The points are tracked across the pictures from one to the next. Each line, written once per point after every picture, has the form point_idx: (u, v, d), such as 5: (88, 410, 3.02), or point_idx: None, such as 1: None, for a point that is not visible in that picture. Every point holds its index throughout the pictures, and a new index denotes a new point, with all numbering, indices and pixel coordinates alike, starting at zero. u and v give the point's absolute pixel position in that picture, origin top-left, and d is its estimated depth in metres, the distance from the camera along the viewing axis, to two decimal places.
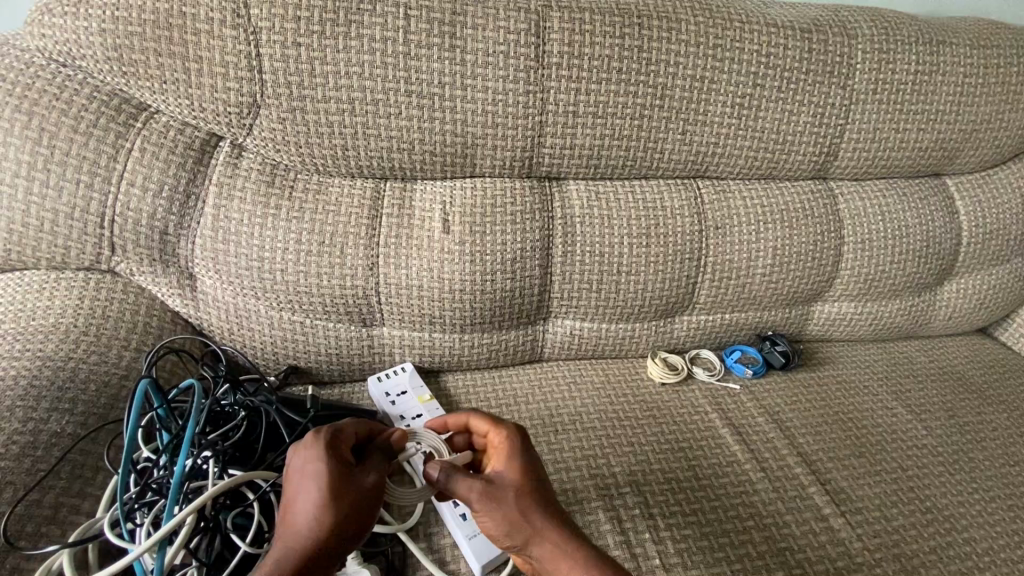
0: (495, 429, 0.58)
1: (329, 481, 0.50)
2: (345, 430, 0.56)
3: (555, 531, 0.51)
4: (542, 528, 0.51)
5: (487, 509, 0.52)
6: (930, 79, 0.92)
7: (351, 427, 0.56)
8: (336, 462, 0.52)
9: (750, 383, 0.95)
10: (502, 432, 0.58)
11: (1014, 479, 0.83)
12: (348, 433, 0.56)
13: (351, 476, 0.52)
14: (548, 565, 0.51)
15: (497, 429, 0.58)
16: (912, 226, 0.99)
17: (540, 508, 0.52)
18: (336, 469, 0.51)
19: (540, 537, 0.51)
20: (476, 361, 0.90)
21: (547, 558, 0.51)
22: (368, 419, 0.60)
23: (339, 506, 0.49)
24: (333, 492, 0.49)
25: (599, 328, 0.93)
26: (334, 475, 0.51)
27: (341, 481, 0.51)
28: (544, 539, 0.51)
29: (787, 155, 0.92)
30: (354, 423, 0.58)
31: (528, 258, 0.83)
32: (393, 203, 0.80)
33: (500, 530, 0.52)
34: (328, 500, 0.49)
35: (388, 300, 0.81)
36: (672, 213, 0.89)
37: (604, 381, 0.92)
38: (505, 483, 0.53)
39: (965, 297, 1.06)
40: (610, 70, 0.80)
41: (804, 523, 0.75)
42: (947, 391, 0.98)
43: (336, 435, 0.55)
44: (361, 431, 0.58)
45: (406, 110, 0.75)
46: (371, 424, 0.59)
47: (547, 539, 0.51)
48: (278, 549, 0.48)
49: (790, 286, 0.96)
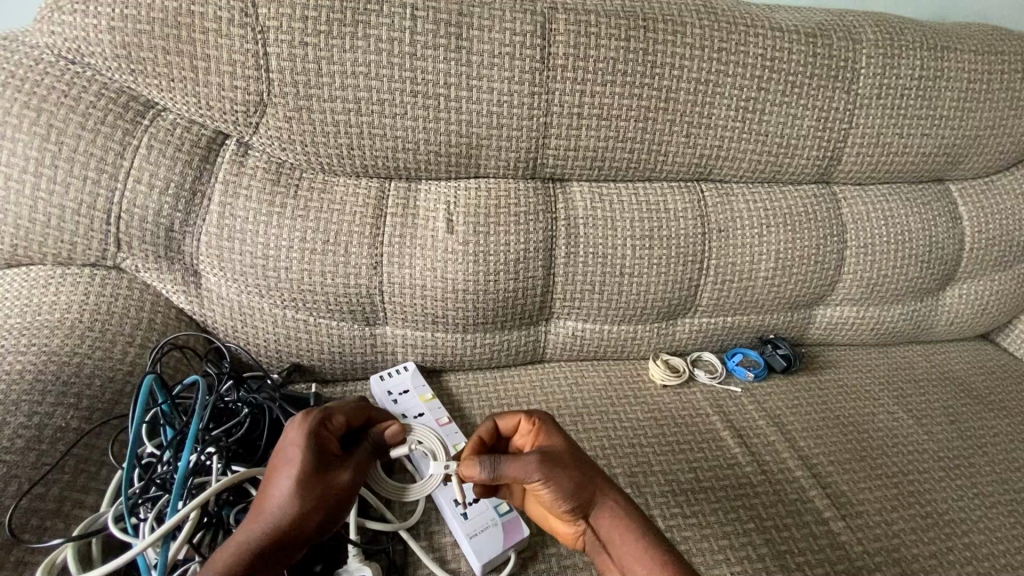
0: (525, 416, 0.60)
1: (304, 470, 0.51)
2: (337, 418, 0.57)
3: (615, 496, 0.56)
4: (603, 492, 0.56)
5: (552, 478, 0.53)
6: (934, 84, 0.92)
7: (343, 416, 0.57)
8: (316, 451, 0.52)
9: (751, 386, 0.95)
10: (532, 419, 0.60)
11: (1015, 485, 0.83)
12: (338, 420, 0.57)
13: (330, 467, 0.53)
14: (607, 532, 0.55)
15: (528, 414, 0.61)
16: (915, 230, 0.99)
17: (597, 474, 0.56)
18: (314, 459, 0.52)
19: (601, 502, 0.55)
20: (478, 361, 0.90)
21: (605, 525, 0.55)
22: (361, 406, 0.60)
23: (308, 498, 0.50)
24: (307, 479, 0.51)
25: (601, 329, 0.93)
26: (310, 463, 0.51)
27: (318, 472, 0.52)
28: (606, 501, 0.55)
29: (792, 158, 0.92)
30: (348, 410, 0.58)
31: (532, 259, 0.83)
32: (398, 203, 0.80)
33: (564, 500, 0.54)
34: (303, 488, 0.50)
35: (391, 298, 0.81)
36: (675, 215, 0.90)
37: (606, 382, 0.93)
38: (561, 455, 0.56)
39: (967, 301, 1.06)
40: (615, 72, 0.80)
41: (805, 526, 0.75)
42: (948, 396, 0.98)
43: (325, 422, 0.55)
44: (350, 419, 0.58)
45: (411, 110, 0.76)
46: (364, 413, 0.60)
47: (607, 503, 0.55)
48: (247, 530, 0.49)
49: (792, 289, 0.96)
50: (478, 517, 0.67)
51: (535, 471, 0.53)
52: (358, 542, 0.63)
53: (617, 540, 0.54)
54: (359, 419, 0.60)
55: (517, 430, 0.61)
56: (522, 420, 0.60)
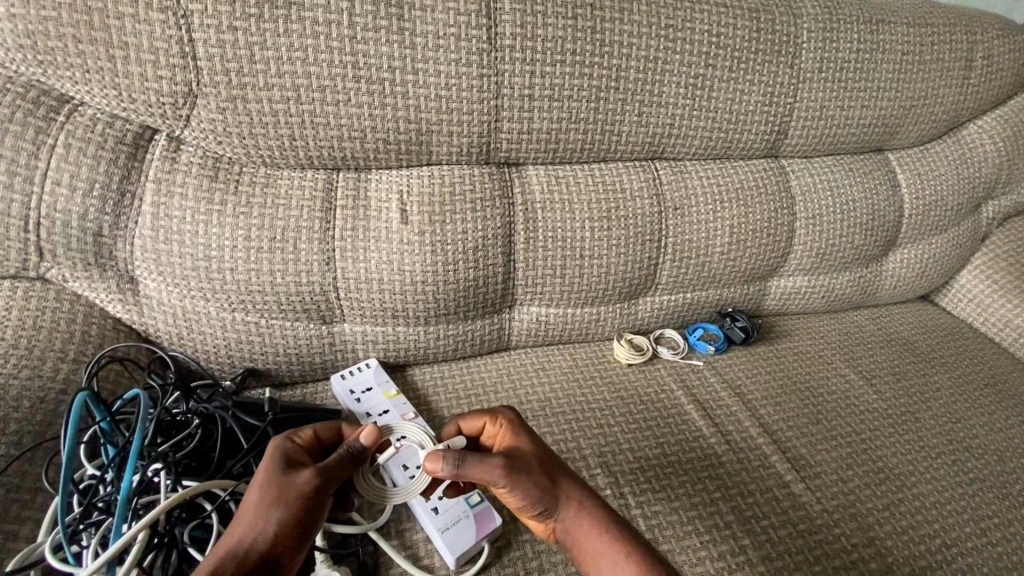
0: (490, 419, 0.63)
1: (271, 471, 0.53)
2: (305, 433, 0.59)
3: (579, 494, 0.58)
4: (567, 492, 0.58)
5: (516, 480, 0.56)
6: (871, 58, 0.95)
7: (311, 430, 0.60)
8: (281, 456, 0.55)
9: (713, 359, 0.98)
10: (497, 423, 0.63)
11: (956, 435, 0.89)
12: (308, 436, 0.59)
13: (294, 467, 0.54)
14: (574, 532, 0.57)
15: (492, 417, 0.64)
16: (859, 199, 1.03)
17: (564, 477, 0.59)
18: (278, 461, 0.54)
19: (565, 504, 0.57)
20: (442, 353, 0.88)
21: (573, 523, 0.57)
22: (334, 426, 0.62)
23: (273, 494, 0.51)
24: (273, 477, 0.52)
25: (565, 313, 0.93)
26: (276, 466, 0.53)
27: (280, 469, 0.53)
28: (570, 501, 0.57)
29: (741, 134, 0.93)
30: (319, 427, 0.61)
31: (490, 245, 0.82)
32: (347, 194, 0.77)
33: (530, 500, 0.57)
34: (267, 486, 0.51)
35: (347, 294, 0.78)
36: (631, 195, 0.90)
37: (572, 365, 0.93)
38: (526, 456, 0.59)
39: (908, 266, 1.11)
40: (564, 52, 0.79)
41: (767, 491, 0.77)
42: (895, 356, 1.03)
43: (293, 438, 0.58)
44: (321, 437, 0.60)
45: (355, 97, 0.72)
46: (338, 431, 0.62)
47: (572, 504, 0.57)
48: (222, 544, 0.48)
49: (748, 263, 0.99)
50: (451, 509, 0.66)
51: (501, 471, 0.56)
52: (325, 547, 0.61)
53: (582, 537, 0.56)
54: (334, 436, 0.61)
55: (485, 434, 0.64)
56: (486, 422, 0.64)
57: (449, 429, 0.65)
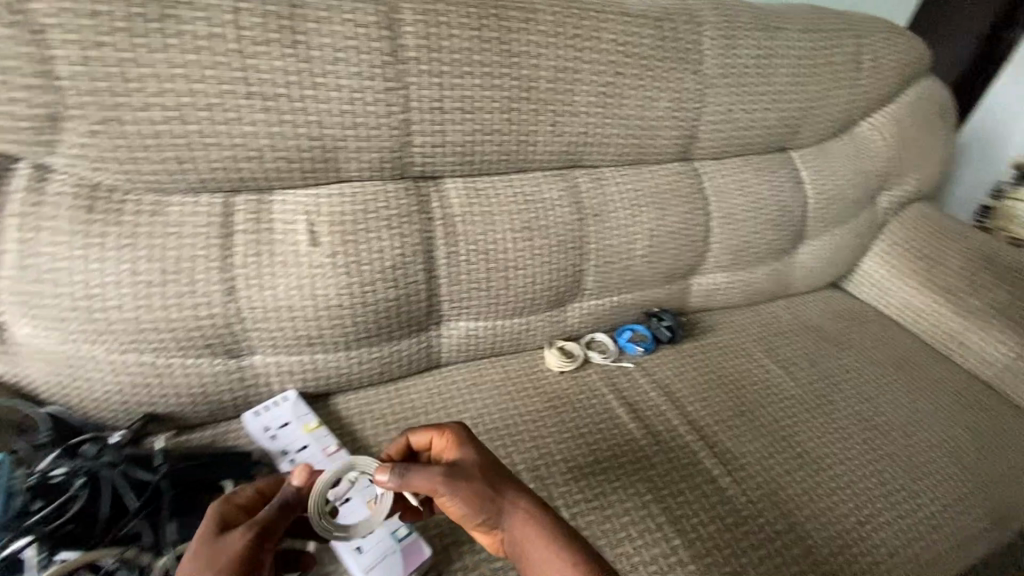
0: (437, 432, 0.61)
1: (200, 542, 0.49)
2: (243, 493, 0.55)
3: (525, 504, 0.56)
4: (513, 503, 0.56)
5: (459, 492, 0.55)
6: (769, 63, 1.00)
7: (250, 488, 0.56)
8: (216, 524, 0.51)
9: (642, 360, 1.00)
10: (445, 435, 0.61)
11: (865, 414, 0.95)
12: (249, 497, 0.55)
13: (226, 532, 0.50)
14: (519, 542, 0.55)
15: (440, 429, 0.61)
16: (767, 197, 1.08)
17: (510, 488, 0.57)
18: (211, 529, 0.51)
19: (513, 513, 0.55)
20: (367, 377, 0.85)
21: (518, 534, 0.55)
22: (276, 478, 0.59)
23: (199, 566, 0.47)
24: (203, 549, 0.48)
25: (494, 326, 0.92)
26: (207, 535, 0.50)
27: (209, 539, 0.49)
28: (516, 510, 0.55)
29: (654, 139, 0.96)
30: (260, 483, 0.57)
31: (409, 263, 0.79)
32: (249, 217, 0.72)
33: (474, 512, 0.55)
34: (197, 559, 0.48)
35: (255, 325, 0.73)
36: (552, 204, 0.90)
37: (504, 378, 0.92)
38: (473, 467, 0.57)
39: (815, 256, 1.18)
40: (472, 63, 0.78)
41: (696, 488, 0.79)
42: (808, 343, 1.09)
43: (229, 500, 0.54)
44: (262, 495, 0.56)
45: (249, 115, 0.68)
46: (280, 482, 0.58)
47: (518, 514, 0.55)
48: None
49: (669, 264, 1.02)
50: (375, 548, 0.63)
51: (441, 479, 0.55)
52: None
53: (527, 548, 0.54)
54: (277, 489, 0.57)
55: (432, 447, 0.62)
56: (434, 435, 0.61)
57: (398, 443, 0.63)
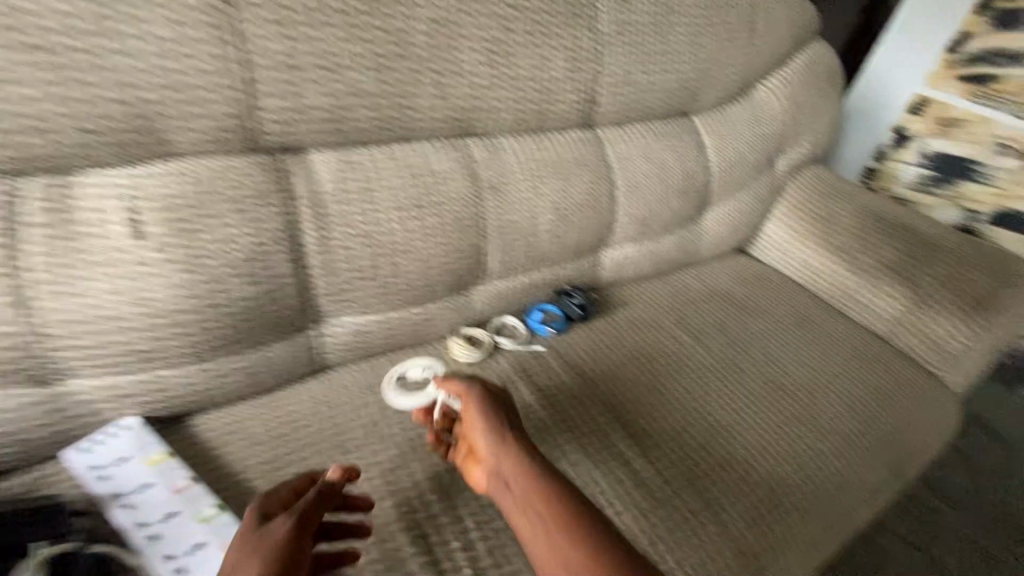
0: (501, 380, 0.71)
1: (243, 534, 0.51)
2: (282, 489, 0.57)
3: (524, 448, 0.61)
4: (516, 443, 0.61)
5: (484, 408, 0.65)
6: (665, 21, 0.95)
7: (289, 484, 0.58)
8: (257, 516, 0.53)
9: (555, 342, 0.93)
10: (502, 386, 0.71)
11: (773, 376, 0.95)
12: (286, 491, 0.57)
13: (269, 522, 0.52)
14: (505, 471, 0.59)
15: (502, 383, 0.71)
16: (671, 164, 1.04)
17: (521, 435, 0.63)
18: (252, 521, 0.52)
19: (511, 444, 0.61)
20: (235, 390, 0.72)
21: (506, 464, 0.60)
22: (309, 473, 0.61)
23: (249, 557, 0.48)
24: (250, 540, 0.50)
25: (387, 318, 0.81)
26: (250, 526, 0.52)
27: (253, 529, 0.51)
28: (515, 447, 0.61)
29: (552, 103, 0.88)
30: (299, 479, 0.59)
31: (270, 254, 0.67)
32: (43, 208, 0.57)
33: (484, 428, 0.63)
34: (246, 548, 0.49)
35: (67, 341, 0.59)
36: (442, 176, 0.79)
37: (404, 375, 0.82)
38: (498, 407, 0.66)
39: (720, 223, 1.18)
40: (328, 12, 0.65)
41: (611, 475, 0.75)
42: (718, 309, 1.08)
43: (269, 494, 0.56)
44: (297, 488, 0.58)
45: (22, 75, 0.52)
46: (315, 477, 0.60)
47: (516, 450, 0.61)
48: None
49: (576, 238, 0.96)
50: None
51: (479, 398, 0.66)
52: None
53: (511, 478, 0.59)
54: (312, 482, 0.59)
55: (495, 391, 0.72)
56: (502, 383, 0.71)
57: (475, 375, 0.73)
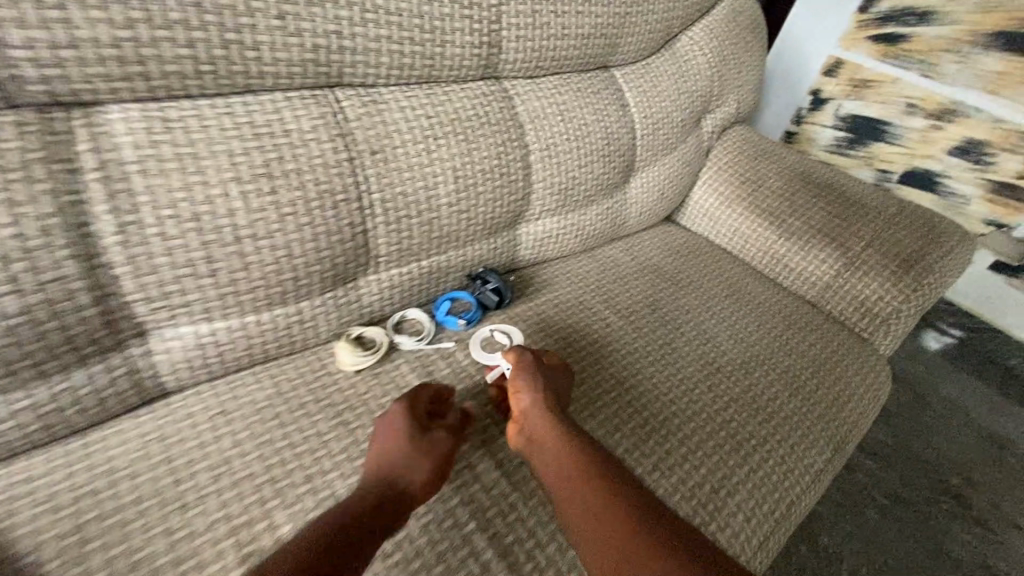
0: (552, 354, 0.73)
1: (415, 433, 0.57)
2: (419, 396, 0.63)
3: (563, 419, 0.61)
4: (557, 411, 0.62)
5: (534, 375, 0.65)
6: None
7: (424, 392, 0.64)
8: (421, 417, 0.60)
9: (467, 336, 0.79)
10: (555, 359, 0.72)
11: (709, 356, 0.87)
12: (419, 399, 0.62)
13: (430, 429, 0.59)
14: (540, 435, 0.59)
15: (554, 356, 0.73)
16: (591, 122, 0.92)
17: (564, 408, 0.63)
18: (414, 422, 0.59)
19: (549, 412, 0.61)
20: (23, 435, 0.54)
21: (542, 428, 0.59)
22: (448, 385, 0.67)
23: (425, 459, 0.56)
24: (417, 440, 0.57)
25: (243, 325, 0.64)
26: (412, 429, 0.58)
27: (421, 432, 0.58)
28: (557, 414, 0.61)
29: (443, 46, 0.72)
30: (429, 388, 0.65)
31: (42, 253, 0.50)
32: None
33: (528, 393, 0.63)
34: (418, 451, 0.56)
35: None
36: (300, 139, 0.62)
37: (273, 393, 0.65)
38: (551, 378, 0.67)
39: (647, 189, 1.08)
40: None
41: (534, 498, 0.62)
42: (649, 285, 0.99)
43: (416, 399, 0.62)
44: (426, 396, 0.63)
45: None
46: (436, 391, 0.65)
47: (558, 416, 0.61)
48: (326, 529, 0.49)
49: (485, 213, 0.81)
50: None
51: (533, 365, 0.66)
52: None
53: (546, 442, 0.58)
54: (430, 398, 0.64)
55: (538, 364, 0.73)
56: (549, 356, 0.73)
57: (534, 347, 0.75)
